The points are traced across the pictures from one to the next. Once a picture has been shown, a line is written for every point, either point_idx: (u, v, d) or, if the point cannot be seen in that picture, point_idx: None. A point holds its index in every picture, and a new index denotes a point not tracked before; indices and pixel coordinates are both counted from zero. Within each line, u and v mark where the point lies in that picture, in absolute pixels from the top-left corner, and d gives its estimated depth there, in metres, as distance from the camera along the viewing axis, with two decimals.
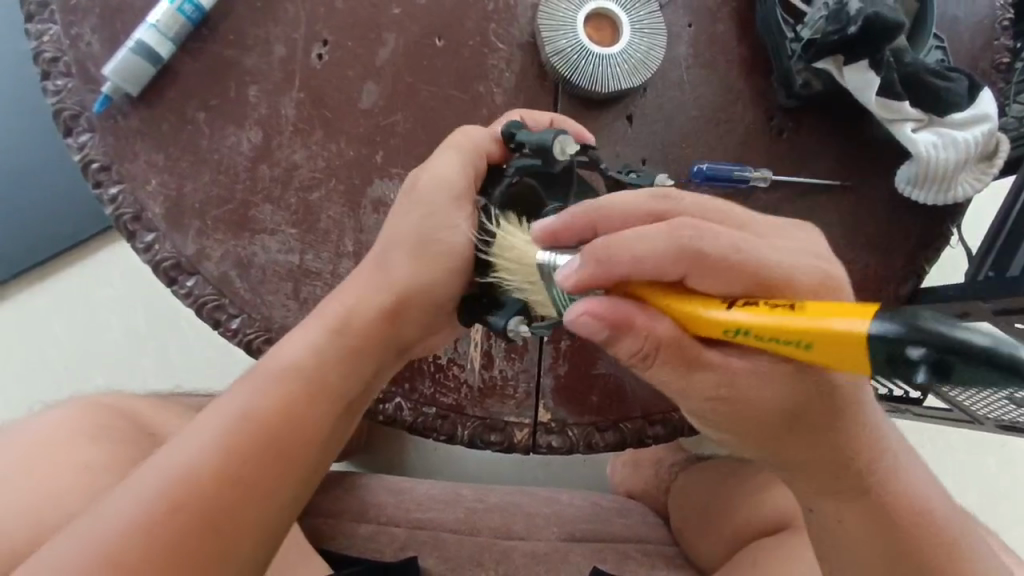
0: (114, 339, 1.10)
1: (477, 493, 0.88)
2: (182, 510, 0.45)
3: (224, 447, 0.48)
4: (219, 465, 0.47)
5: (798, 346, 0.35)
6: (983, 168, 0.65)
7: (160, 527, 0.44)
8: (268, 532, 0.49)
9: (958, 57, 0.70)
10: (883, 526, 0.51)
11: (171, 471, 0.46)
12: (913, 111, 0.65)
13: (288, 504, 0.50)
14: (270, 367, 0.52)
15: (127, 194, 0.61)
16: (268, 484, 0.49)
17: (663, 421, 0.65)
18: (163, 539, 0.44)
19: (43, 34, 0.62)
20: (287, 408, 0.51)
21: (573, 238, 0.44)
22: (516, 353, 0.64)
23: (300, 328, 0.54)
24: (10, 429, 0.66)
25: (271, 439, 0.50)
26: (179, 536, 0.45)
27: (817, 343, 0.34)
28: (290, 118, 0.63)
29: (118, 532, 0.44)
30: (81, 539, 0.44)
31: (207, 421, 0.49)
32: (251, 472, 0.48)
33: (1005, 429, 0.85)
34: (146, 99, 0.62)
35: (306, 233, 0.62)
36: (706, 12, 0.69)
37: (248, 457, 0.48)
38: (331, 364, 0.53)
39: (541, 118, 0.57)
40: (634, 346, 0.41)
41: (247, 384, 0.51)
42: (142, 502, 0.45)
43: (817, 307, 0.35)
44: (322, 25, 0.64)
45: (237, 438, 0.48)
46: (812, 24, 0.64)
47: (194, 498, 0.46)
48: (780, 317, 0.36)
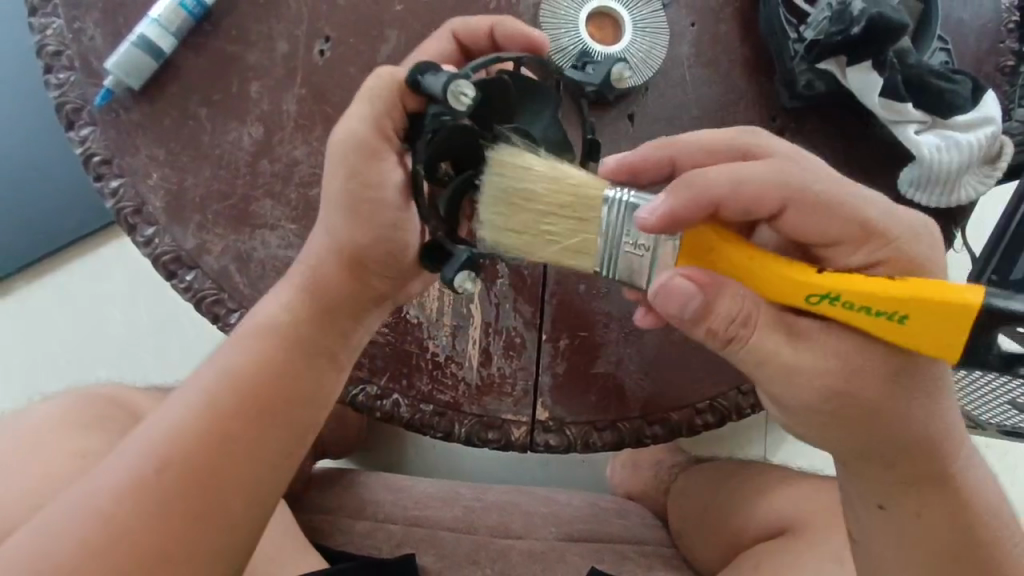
0: (114, 332, 1.10)
1: (474, 492, 0.89)
2: (172, 471, 0.47)
3: (209, 409, 0.49)
4: (204, 428, 0.48)
5: (894, 319, 0.42)
6: (986, 172, 0.65)
7: (152, 488, 0.46)
8: (259, 490, 0.50)
9: (963, 60, 0.70)
10: (941, 517, 0.51)
11: (157, 436, 0.48)
12: (917, 113, 0.64)
13: (281, 462, 0.51)
14: (252, 327, 0.53)
15: (128, 187, 0.61)
16: (256, 441, 0.50)
17: (661, 421, 0.65)
18: (156, 500, 0.46)
19: (47, 28, 0.62)
20: (272, 365, 0.51)
21: (655, 173, 0.50)
22: (514, 351, 0.64)
23: (278, 291, 0.54)
24: (10, 421, 0.66)
25: (257, 399, 0.50)
26: (168, 497, 0.46)
27: (912, 315, 0.41)
28: (291, 114, 0.63)
29: (109, 497, 0.46)
30: (75, 504, 0.46)
31: (191, 388, 0.50)
32: (238, 432, 0.49)
33: (1007, 434, 0.85)
34: (148, 94, 0.62)
35: (305, 229, 0.62)
36: (708, 12, 0.69)
37: (232, 417, 0.49)
38: (304, 322, 0.53)
39: (480, 26, 0.55)
40: (733, 309, 0.44)
41: (230, 346, 0.52)
42: (133, 466, 0.47)
43: (922, 285, 0.41)
44: (324, 21, 0.64)
45: (221, 397, 0.50)
46: (816, 24, 0.64)
47: (183, 460, 0.47)
48: (881, 290, 0.42)
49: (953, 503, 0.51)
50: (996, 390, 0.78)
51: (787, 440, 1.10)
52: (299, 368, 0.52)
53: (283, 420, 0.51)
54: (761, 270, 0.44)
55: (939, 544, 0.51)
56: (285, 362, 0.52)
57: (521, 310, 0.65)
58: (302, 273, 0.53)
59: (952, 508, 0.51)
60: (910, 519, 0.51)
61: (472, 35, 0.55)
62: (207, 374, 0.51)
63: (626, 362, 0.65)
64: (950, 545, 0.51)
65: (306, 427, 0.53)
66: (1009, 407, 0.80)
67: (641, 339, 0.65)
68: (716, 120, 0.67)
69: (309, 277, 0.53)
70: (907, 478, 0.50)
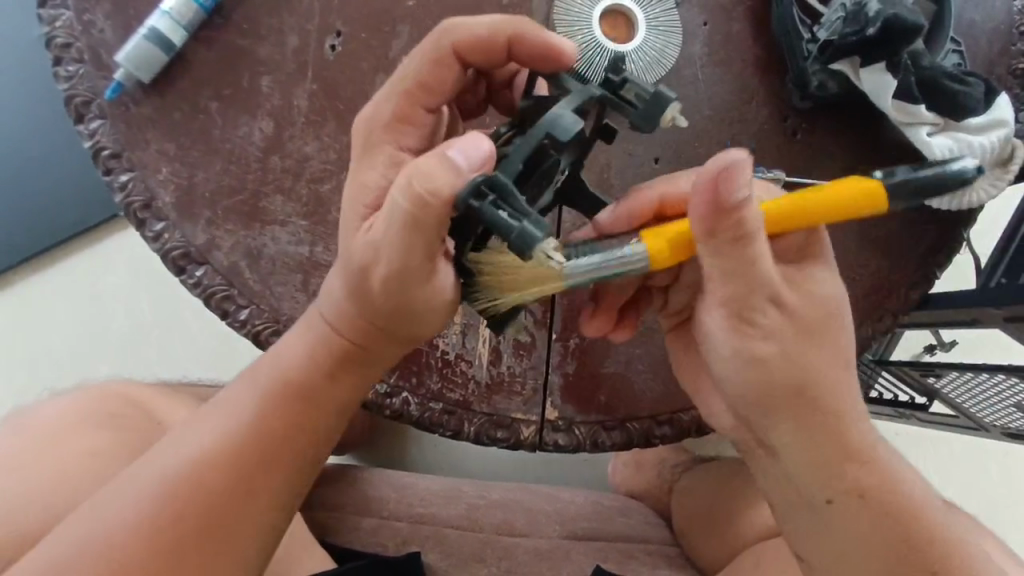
0: (118, 327, 1.10)
1: (477, 489, 0.88)
2: (187, 514, 0.49)
3: (211, 459, 0.50)
4: (213, 476, 0.49)
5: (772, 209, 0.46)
6: (998, 174, 0.65)
7: (168, 528, 0.48)
8: (260, 536, 0.51)
9: (975, 62, 0.69)
10: (883, 525, 0.49)
11: (162, 480, 0.49)
12: (929, 114, 0.64)
13: (279, 508, 0.52)
14: (268, 370, 0.52)
15: (138, 181, 0.61)
16: (268, 483, 0.51)
17: (670, 421, 0.65)
18: (169, 539, 0.48)
19: (56, 19, 0.62)
20: (277, 417, 0.51)
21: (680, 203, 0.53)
22: (524, 350, 0.64)
23: (293, 334, 0.53)
24: (19, 415, 0.66)
25: (270, 443, 0.51)
26: (170, 542, 0.48)
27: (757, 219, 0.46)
28: (302, 109, 0.62)
29: (125, 538, 0.47)
30: (75, 542, 0.47)
31: (197, 434, 0.51)
32: (240, 481, 0.50)
33: (1013, 437, 0.85)
34: (158, 87, 0.61)
35: (315, 225, 0.61)
36: (720, 10, 0.68)
37: (234, 466, 0.50)
38: (314, 376, 0.52)
39: (495, 38, 0.50)
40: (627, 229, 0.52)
41: (246, 388, 0.52)
42: (140, 507, 0.48)
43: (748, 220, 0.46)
44: (335, 16, 0.63)
45: (224, 448, 0.50)
46: (829, 24, 0.63)
47: (198, 501, 0.49)
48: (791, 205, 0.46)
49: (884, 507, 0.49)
50: (1001, 391, 0.79)
51: None
52: (304, 417, 0.52)
53: (290, 468, 0.52)
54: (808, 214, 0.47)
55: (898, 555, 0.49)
56: (296, 414, 0.52)
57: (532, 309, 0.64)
58: (317, 319, 0.52)
59: (885, 511, 0.50)
60: (850, 525, 0.50)
61: (485, 44, 0.50)
62: (219, 419, 0.51)
63: (635, 362, 0.64)
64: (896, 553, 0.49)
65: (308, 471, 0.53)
66: (1014, 408, 0.79)
67: (650, 339, 0.65)
68: (726, 119, 0.67)
69: (325, 327, 0.51)
70: (854, 495, 0.50)
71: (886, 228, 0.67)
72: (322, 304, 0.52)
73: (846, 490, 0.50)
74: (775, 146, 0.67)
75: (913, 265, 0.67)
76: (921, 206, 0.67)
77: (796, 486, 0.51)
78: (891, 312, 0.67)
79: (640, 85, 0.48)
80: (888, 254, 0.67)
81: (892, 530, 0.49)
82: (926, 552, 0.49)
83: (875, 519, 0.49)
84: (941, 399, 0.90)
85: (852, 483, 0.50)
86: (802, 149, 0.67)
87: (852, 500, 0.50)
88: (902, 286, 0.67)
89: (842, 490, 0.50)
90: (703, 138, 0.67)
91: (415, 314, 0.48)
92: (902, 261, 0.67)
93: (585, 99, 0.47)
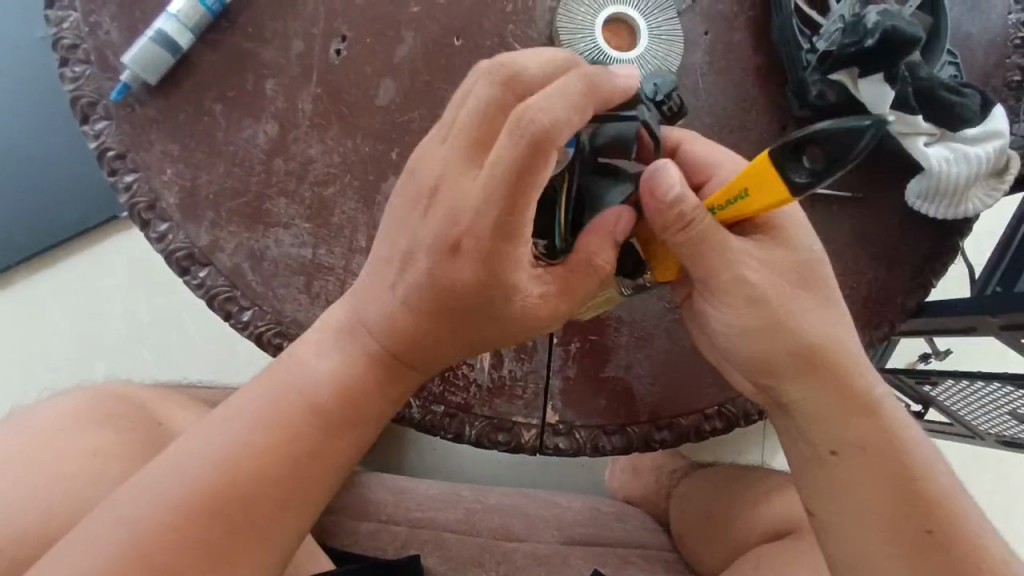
0: (116, 328, 1.10)
1: (475, 494, 0.89)
2: (218, 516, 0.48)
3: (236, 457, 0.49)
4: (237, 473, 0.49)
5: (743, 195, 0.46)
6: (994, 184, 0.66)
7: (199, 526, 0.48)
8: (285, 535, 0.50)
9: (971, 75, 0.71)
10: (886, 484, 0.49)
11: (185, 480, 0.48)
12: (926, 125, 0.65)
13: (302, 507, 0.51)
14: (294, 376, 0.51)
15: (143, 182, 0.61)
16: (303, 489, 0.51)
17: (669, 426, 0.65)
18: (202, 540, 0.48)
19: (63, 20, 0.62)
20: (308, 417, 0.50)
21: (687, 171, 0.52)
22: (526, 354, 0.64)
23: (317, 332, 0.52)
24: (21, 413, 0.66)
25: (305, 451, 0.50)
26: (193, 536, 0.48)
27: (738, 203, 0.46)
28: (307, 112, 0.62)
29: (152, 540, 0.47)
30: (95, 539, 0.47)
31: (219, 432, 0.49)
32: (265, 480, 0.49)
33: (1007, 445, 0.86)
34: (163, 89, 0.62)
35: (319, 228, 0.62)
36: (722, 19, 0.69)
37: (265, 465, 0.49)
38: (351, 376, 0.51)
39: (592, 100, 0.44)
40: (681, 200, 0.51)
41: (283, 388, 0.51)
42: (160, 506, 0.47)
43: (732, 202, 0.47)
44: (340, 21, 0.64)
45: (251, 446, 0.49)
46: (828, 36, 0.64)
47: (227, 502, 0.48)
48: (743, 201, 0.46)
49: (890, 461, 0.50)
50: (996, 400, 0.79)
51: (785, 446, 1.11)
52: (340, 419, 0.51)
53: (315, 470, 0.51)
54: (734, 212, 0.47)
55: (900, 514, 0.49)
56: (330, 415, 0.51)
57: None
58: (358, 331, 0.51)
59: (888, 470, 0.50)
60: (854, 476, 0.50)
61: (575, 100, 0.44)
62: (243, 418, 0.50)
63: (635, 367, 0.65)
64: (894, 513, 0.49)
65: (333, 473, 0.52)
66: (1008, 416, 0.80)
67: (651, 345, 0.65)
68: (726, 129, 0.68)
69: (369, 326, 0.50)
70: (862, 450, 0.50)
71: (883, 237, 0.68)
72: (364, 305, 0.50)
73: (855, 438, 0.50)
74: None
75: (908, 274, 0.68)
76: (918, 215, 0.68)
77: (806, 436, 0.52)
78: (888, 320, 0.68)
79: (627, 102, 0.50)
80: (884, 263, 0.68)
81: (891, 487, 0.49)
82: (929, 519, 0.49)
83: (877, 474, 0.50)
84: (937, 407, 0.91)
85: (851, 437, 0.50)
86: None
87: (859, 453, 0.50)
88: (899, 293, 0.68)
89: (853, 436, 0.50)
90: None
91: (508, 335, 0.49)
92: (897, 270, 0.68)
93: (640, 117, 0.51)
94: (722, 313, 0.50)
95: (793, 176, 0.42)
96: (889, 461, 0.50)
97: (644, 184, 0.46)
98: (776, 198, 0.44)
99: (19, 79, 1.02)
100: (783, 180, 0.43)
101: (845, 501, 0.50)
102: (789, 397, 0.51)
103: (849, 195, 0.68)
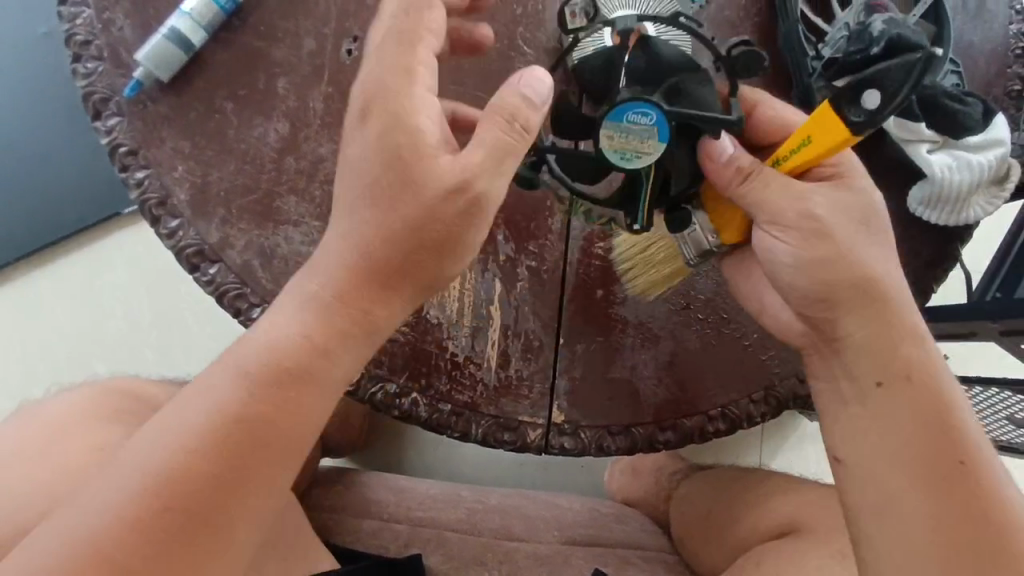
0: (116, 325, 1.10)
1: (475, 494, 0.89)
2: (180, 509, 0.44)
3: (196, 445, 0.45)
4: (201, 462, 0.45)
5: (803, 142, 0.48)
6: (994, 192, 0.67)
7: (150, 516, 0.44)
8: (256, 524, 0.47)
9: (972, 84, 0.72)
10: (928, 414, 0.50)
11: (148, 471, 0.45)
12: (929, 133, 0.66)
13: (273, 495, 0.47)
14: (250, 350, 0.47)
15: (153, 178, 0.61)
16: (264, 474, 0.46)
17: (674, 427, 0.65)
18: (154, 533, 0.44)
19: (77, 17, 0.63)
20: (266, 394, 0.47)
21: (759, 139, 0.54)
22: (532, 353, 0.65)
23: (281, 303, 0.49)
24: (30, 410, 0.66)
25: (260, 432, 0.46)
26: (155, 530, 0.44)
27: (800, 151, 0.49)
28: (317, 111, 0.63)
29: (113, 538, 0.43)
30: (58, 539, 0.44)
31: (177, 421, 0.46)
32: (229, 468, 0.45)
33: (1004, 450, 0.87)
34: (176, 86, 0.62)
35: (328, 226, 0.62)
36: (729, 26, 0.70)
37: (226, 449, 0.45)
38: (315, 347, 0.48)
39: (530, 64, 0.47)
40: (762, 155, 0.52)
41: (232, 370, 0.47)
42: (120, 502, 0.44)
43: (795, 149, 0.49)
44: (351, 21, 0.64)
45: (212, 432, 0.45)
46: (833, 43, 0.66)
47: (179, 491, 0.45)
48: (804, 147, 0.48)
49: (931, 393, 0.51)
50: (995, 404, 0.80)
51: (783, 449, 1.12)
52: (303, 395, 0.47)
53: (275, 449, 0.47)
54: (794, 162, 0.50)
55: (936, 441, 0.50)
56: (289, 389, 0.47)
57: (539, 314, 0.65)
58: None
59: (930, 400, 0.50)
60: (899, 405, 0.51)
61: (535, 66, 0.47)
62: (197, 403, 0.47)
63: (640, 368, 0.65)
64: (934, 441, 0.50)
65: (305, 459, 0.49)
66: (1006, 420, 0.80)
67: (656, 345, 0.66)
68: None
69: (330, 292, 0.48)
70: (908, 381, 0.51)
71: None
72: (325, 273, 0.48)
73: (900, 368, 0.51)
74: None
75: (909, 278, 0.69)
76: (920, 221, 0.69)
77: (852, 370, 0.52)
78: None
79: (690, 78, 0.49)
80: None
81: (929, 421, 0.50)
82: (963, 448, 0.50)
83: (915, 407, 0.50)
84: None
85: (899, 371, 0.51)
86: None
87: (904, 384, 0.51)
88: None
89: (900, 365, 0.51)
90: None
91: (458, 230, 0.47)
92: None
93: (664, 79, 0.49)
94: (784, 244, 0.50)
95: (849, 116, 0.44)
96: (931, 392, 0.51)
97: (700, 154, 0.50)
98: (837, 139, 0.46)
99: (16, 77, 1.02)
100: (841, 120, 0.45)
101: (889, 429, 0.51)
102: (841, 332, 0.52)
103: None
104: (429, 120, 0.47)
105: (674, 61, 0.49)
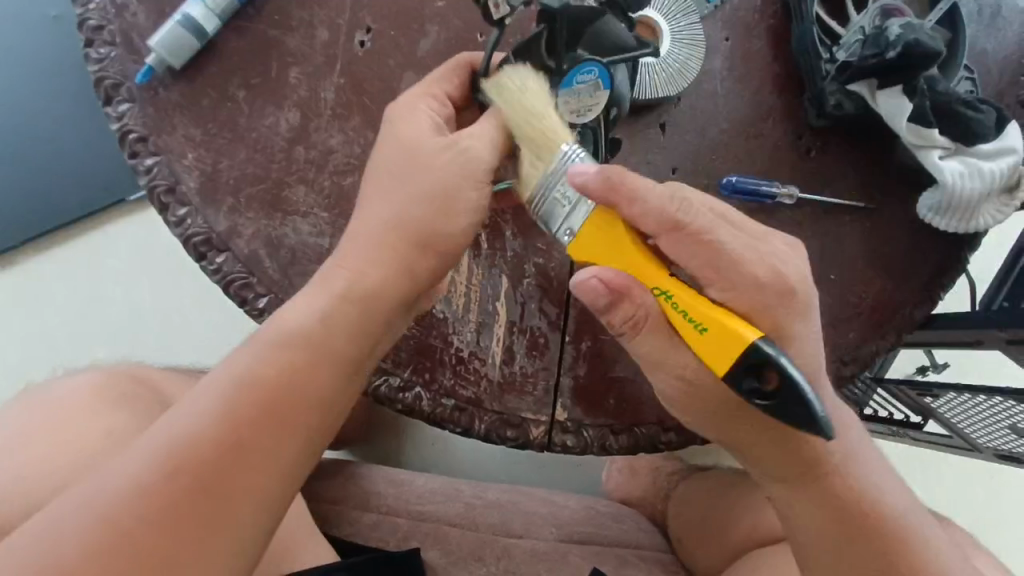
0: (121, 309, 1.11)
1: (475, 489, 0.89)
2: (200, 481, 0.45)
3: (222, 416, 0.46)
4: (222, 434, 0.46)
5: (696, 328, 0.45)
6: (1005, 200, 0.65)
7: (158, 489, 0.44)
8: (273, 497, 0.47)
9: (986, 90, 0.71)
10: (818, 526, 0.54)
11: (171, 443, 0.45)
12: (942, 139, 0.65)
13: (293, 469, 0.48)
14: (271, 330, 0.49)
15: (163, 165, 0.61)
16: (271, 448, 0.47)
17: (676, 428, 0.65)
18: (162, 507, 0.44)
19: (90, 1, 0.62)
20: (288, 366, 0.49)
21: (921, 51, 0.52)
22: (538, 350, 0.65)
23: (305, 294, 0.51)
24: (36, 393, 0.67)
25: (282, 407, 0.48)
26: (173, 502, 0.44)
27: (712, 331, 0.44)
28: (329, 102, 0.63)
29: (131, 509, 0.43)
30: (73, 513, 0.43)
31: (198, 397, 0.47)
32: (250, 439, 0.46)
33: (1004, 458, 0.88)
34: (187, 74, 0.62)
35: (336, 218, 0.62)
36: (743, 27, 0.69)
37: (248, 421, 0.46)
38: (338, 329, 0.51)
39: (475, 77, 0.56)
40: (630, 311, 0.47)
41: (249, 347, 0.49)
42: (141, 473, 0.44)
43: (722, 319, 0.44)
44: (365, 12, 0.64)
45: (238, 403, 0.47)
46: (847, 47, 0.65)
47: (190, 465, 0.45)
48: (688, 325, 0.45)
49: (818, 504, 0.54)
50: (998, 414, 0.80)
51: None
52: (318, 368, 0.50)
53: (290, 424, 0.48)
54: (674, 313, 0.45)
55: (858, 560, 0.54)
56: (303, 362, 0.49)
57: (546, 311, 0.65)
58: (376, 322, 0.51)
59: (823, 512, 0.54)
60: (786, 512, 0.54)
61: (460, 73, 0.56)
62: (220, 381, 0.47)
63: (643, 368, 0.65)
64: (855, 555, 0.54)
65: (324, 437, 0.51)
66: (1008, 430, 0.81)
67: None
68: (743, 134, 0.68)
69: (343, 271, 0.51)
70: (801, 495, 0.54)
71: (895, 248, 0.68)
72: (344, 259, 0.52)
73: (790, 481, 0.54)
74: (789, 163, 0.68)
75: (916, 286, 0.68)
76: (931, 229, 0.68)
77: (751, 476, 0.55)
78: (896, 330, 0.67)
79: (611, 27, 0.52)
80: (896, 275, 0.68)
81: (821, 528, 0.54)
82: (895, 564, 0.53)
83: (816, 501, 0.54)
84: (935, 420, 0.92)
85: (783, 490, 0.54)
86: (815, 167, 0.68)
87: (792, 487, 0.54)
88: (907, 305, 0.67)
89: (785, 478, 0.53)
90: (721, 150, 0.67)
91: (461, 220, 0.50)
92: (907, 281, 0.68)
93: (589, 34, 0.51)
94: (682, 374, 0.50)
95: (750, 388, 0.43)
96: (817, 505, 0.54)
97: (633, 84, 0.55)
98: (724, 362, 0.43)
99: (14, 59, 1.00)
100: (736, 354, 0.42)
101: (801, 531, 0.55)
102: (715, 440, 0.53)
103: (862, 206, 0.68)
104: (425, 116, 0.53)
105: (586, 13, 0.51)
